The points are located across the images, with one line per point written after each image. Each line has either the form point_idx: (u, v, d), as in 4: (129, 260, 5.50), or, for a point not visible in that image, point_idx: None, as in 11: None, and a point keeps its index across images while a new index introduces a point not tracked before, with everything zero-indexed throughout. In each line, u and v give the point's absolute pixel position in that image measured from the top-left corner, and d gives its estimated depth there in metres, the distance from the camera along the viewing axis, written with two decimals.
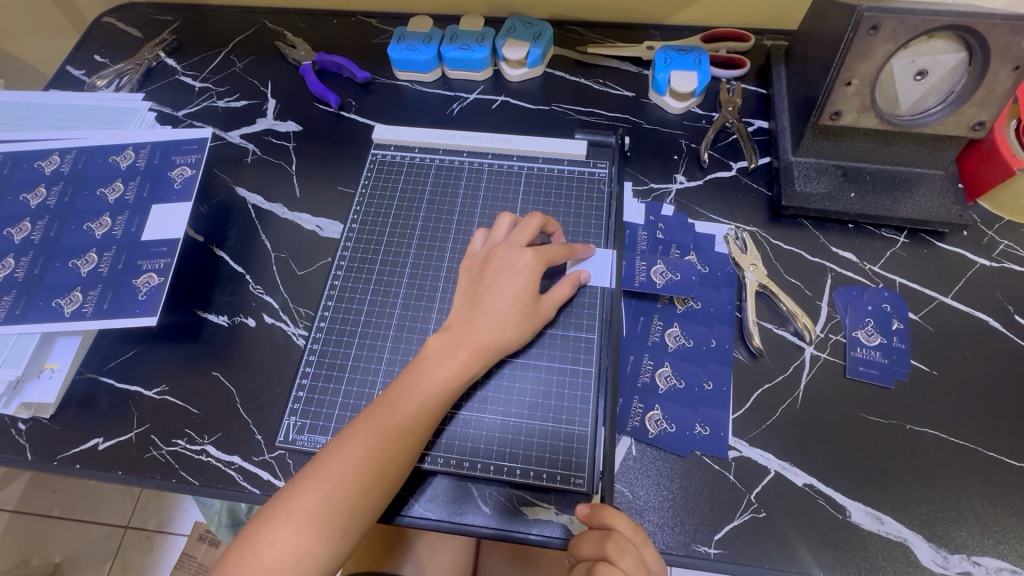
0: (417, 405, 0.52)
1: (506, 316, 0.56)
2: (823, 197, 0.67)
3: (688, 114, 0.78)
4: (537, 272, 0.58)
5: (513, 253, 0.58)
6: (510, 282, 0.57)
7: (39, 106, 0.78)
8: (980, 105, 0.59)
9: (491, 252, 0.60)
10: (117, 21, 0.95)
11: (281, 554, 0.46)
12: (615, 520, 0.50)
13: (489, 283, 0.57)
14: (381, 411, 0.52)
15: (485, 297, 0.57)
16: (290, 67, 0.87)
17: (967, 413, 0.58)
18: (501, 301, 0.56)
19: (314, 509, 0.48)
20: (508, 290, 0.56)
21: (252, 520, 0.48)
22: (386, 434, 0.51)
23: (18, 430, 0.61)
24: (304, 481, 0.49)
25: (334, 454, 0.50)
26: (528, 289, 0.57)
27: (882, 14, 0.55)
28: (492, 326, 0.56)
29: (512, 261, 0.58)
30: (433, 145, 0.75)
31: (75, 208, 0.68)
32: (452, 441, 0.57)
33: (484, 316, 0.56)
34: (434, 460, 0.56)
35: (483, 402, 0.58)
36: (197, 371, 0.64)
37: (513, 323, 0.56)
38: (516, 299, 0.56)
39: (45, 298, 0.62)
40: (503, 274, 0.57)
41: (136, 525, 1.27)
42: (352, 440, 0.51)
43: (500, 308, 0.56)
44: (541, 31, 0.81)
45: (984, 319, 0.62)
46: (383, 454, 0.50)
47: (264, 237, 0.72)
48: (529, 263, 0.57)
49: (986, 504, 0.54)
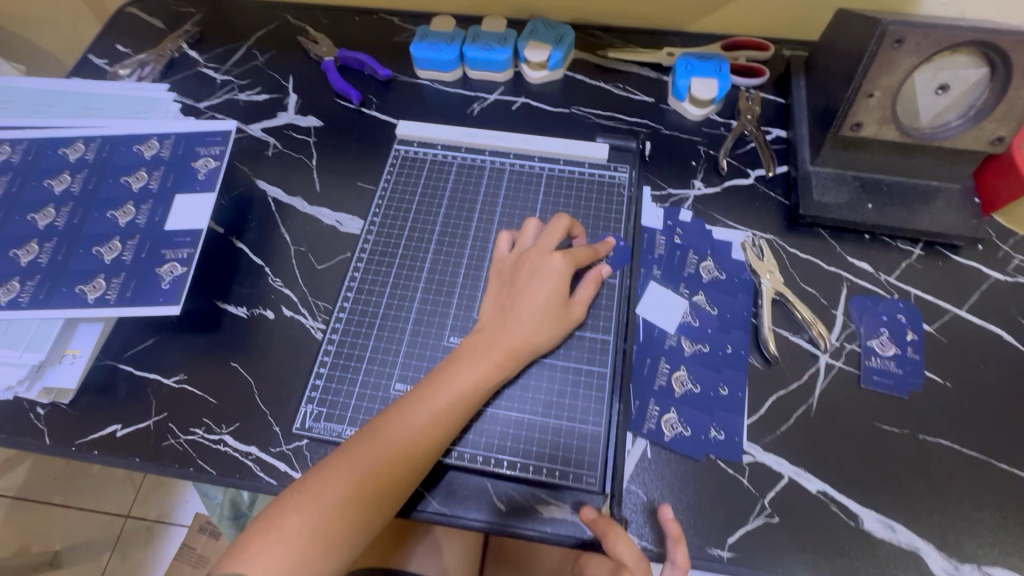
0: (450, 401, 0.53)
1: (538, 319, 0.57)
2: (841, 207, 0.68)
3: (707, 121, 0.78)
4: (565, 277, 0.58)
5: (543, 258, 0.59)
6: (540, 287, 0.58)
7: (63, 94, 0.78)
8: (1000, 120, 0.60)
9: (521, 257, 0.61)
10: (140, 11, 0.95)
11: (304, 538, 0.47)
12: (679, 542, 0.52)
13: (521, 285, 0.58)
14: (413, 405, 0.52)
15: (517, 299, 0.58)
16: (311, 62, 0.87)
17: (979, 424, 0.58)
18: (533, 305, 0.57)
19: (341, 495, 0.48)
20: (537, 295, 0.57)
21: (277, 501, 0.49)
22: (413, 426, 0.51)
23: (37, 414, 0.62)
24: (335, 467, 0.49)
25: (362, 441, 0.51)
26: (557, 293, 0.58)
27: (907, 27, 0.56)
28: (524, 329, 0.57)
29: (543, 265, 0.59)
30: (455, 144, 0.75)
31: (99, 196, 0.68)
32: (474, 437, 0.57)
33: (516, 320, 0.57)
34: (449, 455, 0.57)
35: (504, 400, 0.59)
36: (215, 361, 0.64)
37: (545, 327, 0.57)
38: (547, 303, 0.57)
39: (68, 284, 0.62)
40: (535, 278, 0.58)
41: (137, 515, 1.27)
42: (383, 431, 0.51)
43: (533, 311, 0.57)
44: (563, 34, 0.82)
45: (997, 332, 0.63)
46: (415, 446, 0.51)
47: (284, 230, 0.73)
48: (560, 268, 0.58)
49: (998, 516, 0.54)
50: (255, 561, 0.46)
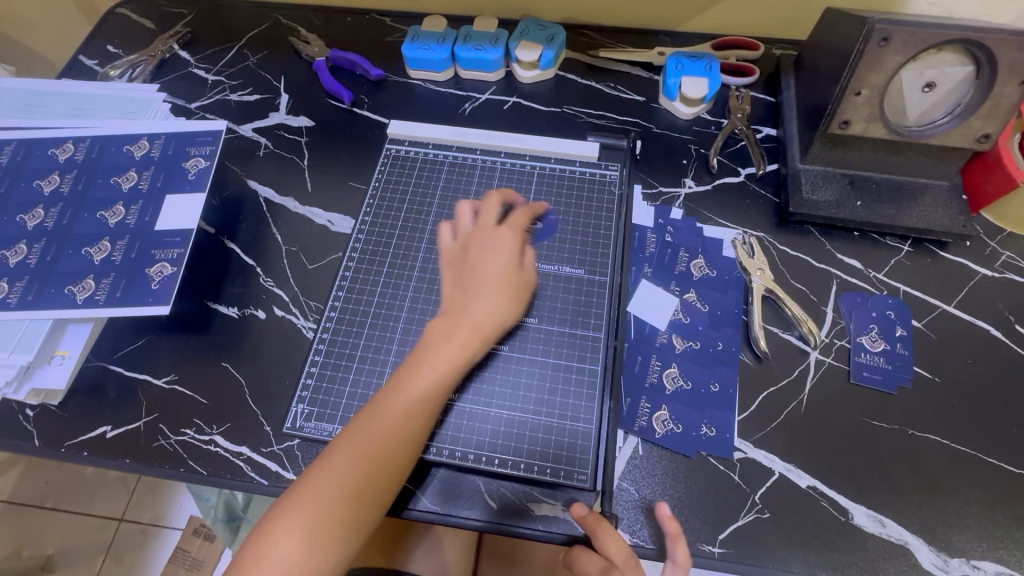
0: (420, 389, 0.52)
1: (497, 291, 0.56)
2: (830, 205, 0.69)
3: (698, 120, 0.79)
4: (515, 245, 0.59)
5: (489, 234, 0.60)
6: (491, 259, 0.58)
7: (53, 94, 0.78)
8: (986, 117, 0.61)
9: (473, 236, 0.60)
10: (130, 11, 0.95)
11: (297, 543, 0.46)
12: (678, 539, 0.52)
13: (476, 265, 0.58)
14: (385, 399, 0.52)
15: (474, 276, 0.57)
16: (302, 63, 0.87)
17: (967, 419, 0.59)
18: (490, 280, 0.57)
19: (329, 499, 0.48)
20: (493, 264, 0.57)
21: (267, 511, 0.48)
22: (389, 417, 0.51)
23: (26, 416, 0.62)
24: (316, 475, 0.49)
25: (340, 444, 0.50)
26: (511, 263, 0.58)
27: (893, 26, 0.57)
28: (487, 304, 0.56)
29: (491, 240, 0.59)
30: (446, 142, 0.75)
31: (89, 196, 0.68)
32: (450, 431, 0.58)
33: (479, 298, 0.56)
34: (428, 451, 0.57)
35: (475, 391, 0.59)
36: (206, 362, 0.64)
37: (507, 298, 0.57)
38: (502, 275, 0.57)
39: (57, 284, 0.62)
40: (486, 254, 0.58)
41: (131, 518, 1.27)
42: (359, 430, 0.50)
43: (491, 285, 0.56)
44: (554, 34, 0.82)
45: (985, 328, 0.64)
46: (393, 438, 0.51)
47: (275, 230, 0.73)
48: (508, 240, 0.59)
49: (986, 510, 0.55)
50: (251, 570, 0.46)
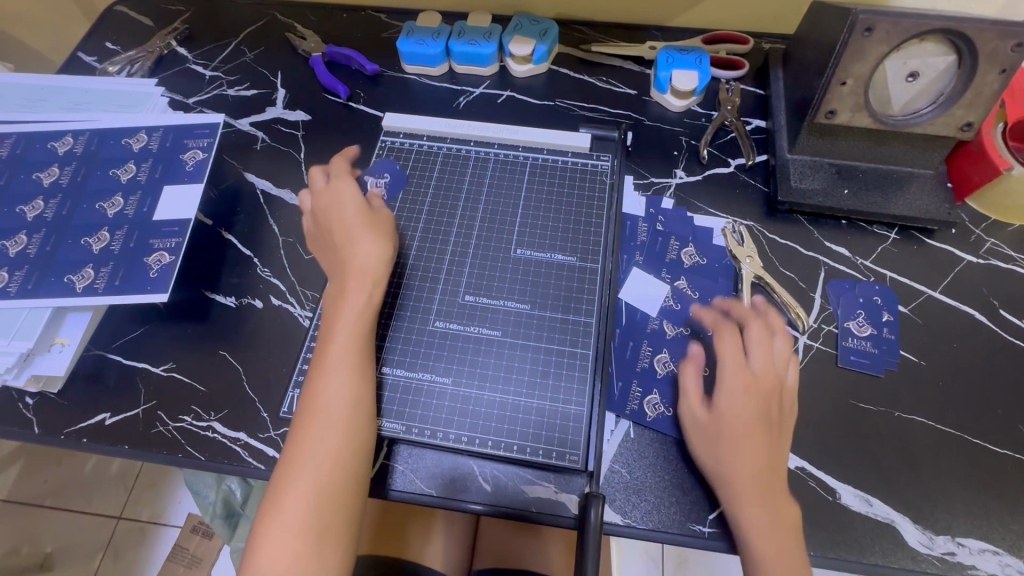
0: (335, 353, 0.54)
1: (359, 232, 0.59)
2: (818, 193, 0.70)
3: (689, 112, 0.80)
4: (355, 193, 0.62)
5: (331, 192, 0.63)
6: (343, 211, 0.61)
7: (52, 89, 0.79)
8: (969, 106, 0.62)
9: (320, 198, 0.63)
10: (128, 9, 0.96)
11: (299, 529, 0.47)
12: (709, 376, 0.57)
13: (336, 222, 0.61)
14: (316, 379, 0.54)
15: (347, 230, 0.60)
16: (299, 58, 0.88)
17: (953, 401, 0.60)
18: (348, 230, 0.60)
19: (314, 488, 0.49)
20: (343, 211, 0.61)
21: (261, 508, 0.49)
22: (332, 389, 0.53)
23: (26, 404, 0.62)
24: (293, 469, 0.50)
25: (303, 434, 0.51)
26: (354, 209, 0.61)
27: (876, 16, 0.58)
28: (365, 250, 0.58)
29: (341, 195, 0.62)
30: (440, 134, 0.77)
31: (88, 188, 0.69)
32: (397, 404, 0.59)
33: (358, 249, 0.58)
34: (381, 428, 0.58)
35: (404, 362, 0.61)
36: (204, 350, 0.65)
37: (377, 236, 0.60)
38: (352, 221, 0.60)
39: (57, 274, 0.63)
40: (333, 212, 0.61)
41: (129, 516, 1.27)
42: (312, 415, 0.52)
43: (356, 229, 0.60)
44: (547, 29, 0.83)
45: (971, 313, 0.65)
46: (342, 410, 0.52)
47: (272, 222, 0.73)
48: (348, 188, 0.62)
49: (971, 489, 0.56)
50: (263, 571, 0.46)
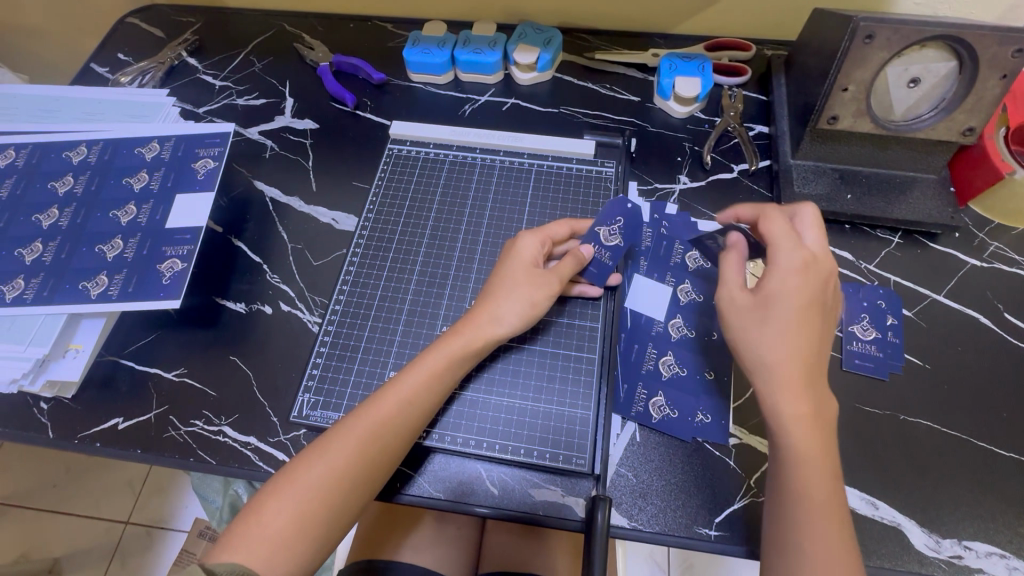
0: (414, 385, 0.54)
1: (523, 290, 0.58)
2: (821, 198, 0.70)
3: (692, 118, 0.81)
4: (534, 256, 0.61)
5: (530, 250, 0.61)
6: (511, 268, 0.60)
7: (66, 100, 0.81)
8: (970, 111, 0.62)
9: (514, 252, 0.61)
10: (140, 21, 0.98)
11: (290, 518, 0.48)
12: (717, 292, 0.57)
13: (507, 264, 0.60)
14: (383, 400, 0.54)
15: (518, 281, 0.59)
16: (307, 68, 0.90)
17: (959, 405, 0.60)
18: (524, 287, 0.58)
19: (317, 482, 0.50)
20: (516, 263, 0.60)
21: (256, 495, 0.50)
22: (385, 411, 0.53)
23: (40, 409, 0.63)
24: (308, 458, 0.51)
25: (337, 433, 0.52)
26: (524, 268, 0.60)
27: (877, 23, 0.59)
28: (507, 308, 0.58)
29: (519, 250, 0.61)
30: (447, 142, 0.78)
31: (101, 197, 0.70)
32: (457, 420, 0.60)
33: (505, 306, 0.58)
34: (425, 437, 0.59)
35: (488, 384, 0.61)
36: (215, 355, 0.66)
37: (535, 296, 0.58)
38: (530, 283, 0.59)
39: (71, 281, 0.64)
40: (515, 263, 0.60)
41: (138, 521, 1.28)
42: (359, 424, 0.52)
43: (519, 288, 0.58)
44: (551, 37, 0.84)
45: (975, 316, 0.65)
46: (388, 429, 0.53)
47: (281, 229, 0.75)
48: (531, 244, 0.61)
49: (977, 492, 0.56)
50: (238, 549, 0.47)
